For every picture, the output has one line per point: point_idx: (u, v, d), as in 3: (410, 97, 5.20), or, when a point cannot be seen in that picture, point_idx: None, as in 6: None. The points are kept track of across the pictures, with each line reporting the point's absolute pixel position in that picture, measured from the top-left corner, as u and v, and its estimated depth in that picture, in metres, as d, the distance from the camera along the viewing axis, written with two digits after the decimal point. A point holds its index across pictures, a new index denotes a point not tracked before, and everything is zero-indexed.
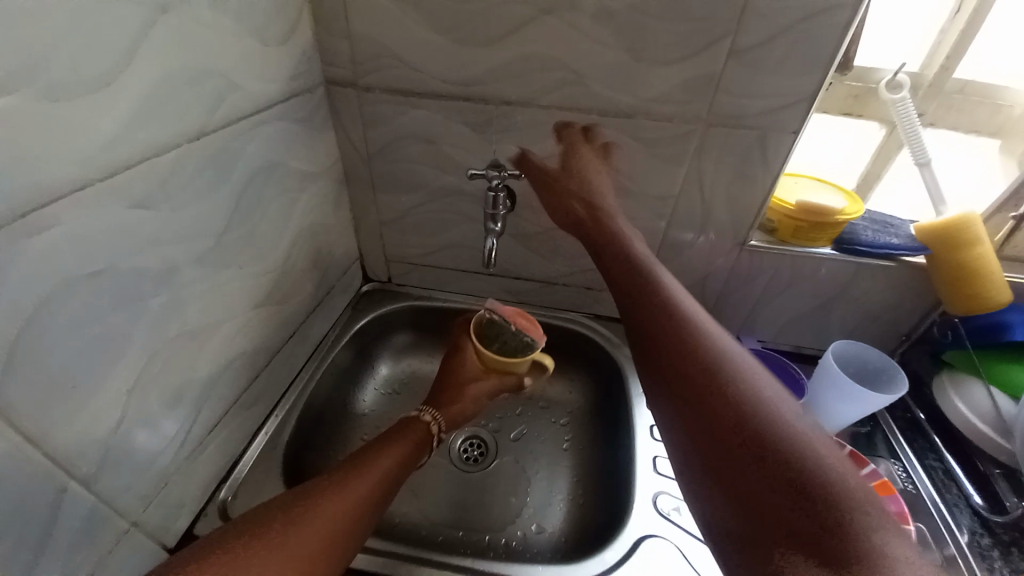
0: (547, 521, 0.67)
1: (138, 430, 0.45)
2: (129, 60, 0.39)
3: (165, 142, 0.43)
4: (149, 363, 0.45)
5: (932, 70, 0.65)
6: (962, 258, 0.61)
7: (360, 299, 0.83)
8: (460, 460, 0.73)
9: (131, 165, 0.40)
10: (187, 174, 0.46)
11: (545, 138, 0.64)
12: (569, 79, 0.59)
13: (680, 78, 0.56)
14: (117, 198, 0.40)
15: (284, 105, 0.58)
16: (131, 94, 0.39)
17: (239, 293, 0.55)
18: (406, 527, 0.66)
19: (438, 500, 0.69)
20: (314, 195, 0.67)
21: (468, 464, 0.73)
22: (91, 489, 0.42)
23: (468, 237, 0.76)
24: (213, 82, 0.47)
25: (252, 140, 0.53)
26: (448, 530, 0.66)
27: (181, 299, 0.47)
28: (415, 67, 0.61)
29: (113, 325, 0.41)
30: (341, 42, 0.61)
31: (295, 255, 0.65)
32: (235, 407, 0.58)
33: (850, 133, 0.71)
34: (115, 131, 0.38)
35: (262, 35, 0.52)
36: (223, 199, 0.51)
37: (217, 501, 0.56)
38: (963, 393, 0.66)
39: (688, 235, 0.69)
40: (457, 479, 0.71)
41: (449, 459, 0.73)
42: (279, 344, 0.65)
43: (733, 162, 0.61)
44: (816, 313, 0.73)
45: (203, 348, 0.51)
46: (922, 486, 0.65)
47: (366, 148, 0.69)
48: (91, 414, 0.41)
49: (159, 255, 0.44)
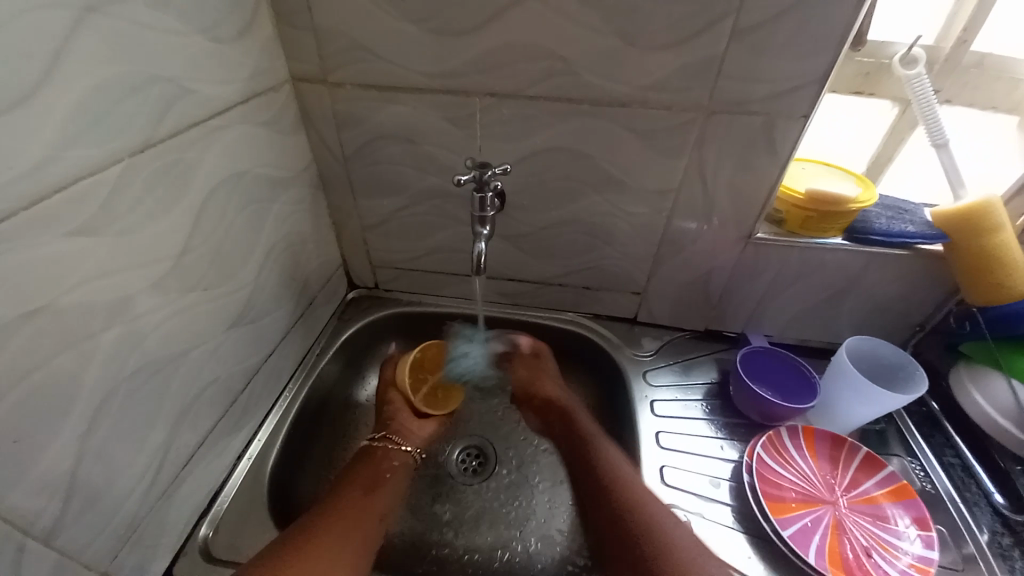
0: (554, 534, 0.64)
1: (102, 476, 0.42)
2: (52, 70, 0.34)
3: (103, 160, 0.38)
4: (109, 403, 0.41)
5: (948, 43, 0.60)
6: (981, 246, 0.57)
7: (346, 308, 0.79)
8: (456, 472, 0.70)
9: (63, 190, 0.35)
10: (136, 194, 0.41)
11: (532, 132, 0.59)
12: (557, 67, 0.54)
13: (678, 62, 0.51)
14: (49, 228, 0.35)
15: (244, 109, 0.52)
16: (58, 112, 0.35)
17: (208, 317, 0.51)
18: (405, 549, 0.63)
19: (434, 517, 0.66)
20: (287, 203, 0.62)
21: (462, 473, 0.70)
22: (52, 546, 0.39)
23: (455, 239, 0.71)
24: (159, 89, 0.42)
25: (210, 150, 0.48)
26: (447, 547, 0.64)
27: (139, 331, 0.43)
28: (389, 60, 0.56)
29: (60, 368, 0.37)
30: (305, 35, 0.55)
31: (269, 269, 0.60)
32: (213, 436, 0.55)
33: (860, 113, 0.67)
34: (41, 153, 0.34)
35: (212, 33, 0.47)
36: (182, 216, 0.46)
37: (198, 538, 0.53)
38: (983, 386, 0.62)
39: (689, 227, 0.64)
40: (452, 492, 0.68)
41: (445, 470, 0.70)
42: (259, 364, 0.61)
43: (736, 151, 0.57)
44: (826, 305, 0.69)
45: (171, 379, 0.47)
46: (940, 484, 0.62)
47: (341, 149, 0.64)
48: (44, 465, 0.37)
49: (108, 285, 0.40)
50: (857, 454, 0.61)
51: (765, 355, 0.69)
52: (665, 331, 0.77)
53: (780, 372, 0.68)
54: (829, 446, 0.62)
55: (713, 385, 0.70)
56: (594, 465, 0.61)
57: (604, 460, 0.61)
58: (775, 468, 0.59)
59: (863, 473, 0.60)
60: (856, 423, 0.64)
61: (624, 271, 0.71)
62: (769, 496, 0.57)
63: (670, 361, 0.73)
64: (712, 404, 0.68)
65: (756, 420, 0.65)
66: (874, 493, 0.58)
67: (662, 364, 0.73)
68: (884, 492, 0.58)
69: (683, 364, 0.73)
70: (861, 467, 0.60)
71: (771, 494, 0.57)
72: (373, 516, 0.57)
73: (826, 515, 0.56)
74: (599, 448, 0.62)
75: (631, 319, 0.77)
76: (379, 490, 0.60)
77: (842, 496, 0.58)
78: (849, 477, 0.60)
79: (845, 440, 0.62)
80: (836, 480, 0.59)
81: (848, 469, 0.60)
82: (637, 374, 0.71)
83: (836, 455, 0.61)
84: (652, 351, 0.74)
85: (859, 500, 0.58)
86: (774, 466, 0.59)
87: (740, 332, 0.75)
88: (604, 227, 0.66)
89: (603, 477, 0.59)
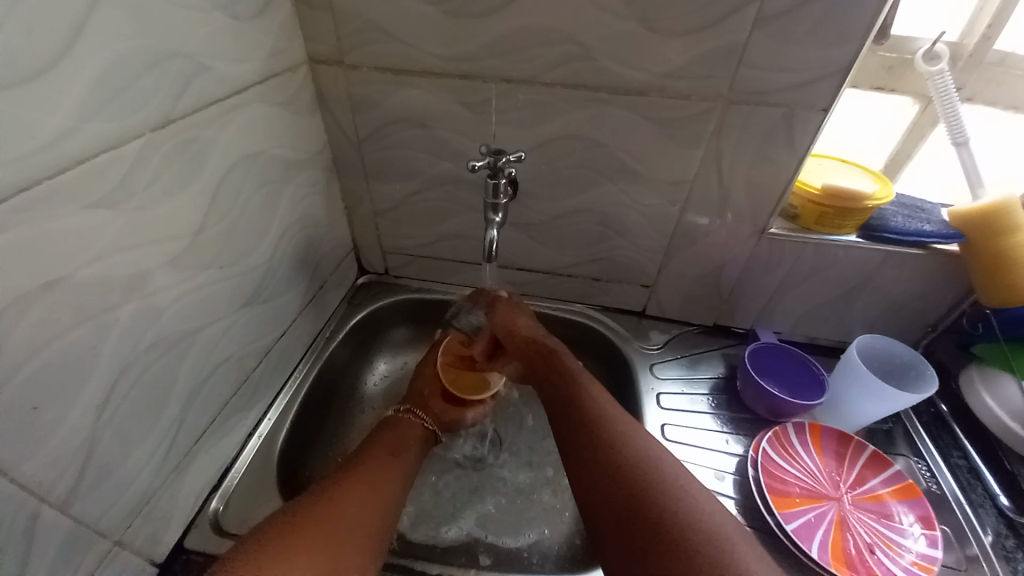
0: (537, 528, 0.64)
1: (116, 447, 0.42)
2: (75, 42, 0.34)
3: (123, 134, 0.38)
4: (124, 375, 0.42)
5: (973, 39, 0.59)
6: (998, 246, 0.57)
7: (356, 292, 0.79)
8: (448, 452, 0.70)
9: (85, 163, 0.36)
10: (154, 169, 0.41)
11: (547, 119, 0.59)
12: (575, 53, 0.53)
13: (697, 51, 0.51)
14: (71, 200, 0.35)
15: (262, 88, 0.52)
16: (80, 83, 0.35)
17: (222, 295, 0.52)
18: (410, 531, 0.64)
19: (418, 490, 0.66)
20: (302, 185, 0.62)
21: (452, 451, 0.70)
22: (66, 513, 0.39)
23: (466, 227, 0.71)
24: (178, 64, 0.42)
25: (228, 128, 0.49)
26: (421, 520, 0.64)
27: (156, 305, 0.44)
28: (405, 43, 0.55)
29: (79, 339, 0.38)
30: (322, 15, 0.55)
31: (282, 249, 0.61)
32: (224, 413, 0.55)
33: (880, 109, 0.66)
34: (63, 124, 0.34)
35: (231, 9, 0.47)
36: (199, 193, 0.46)
37: (209, 512, 0.54)
38: (993, 389, 0.62)
39: (702, 220, 0.64)
40: (443, 470, 0.68)
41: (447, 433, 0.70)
42: (271, 344, 0.61)
43: (753, 143, 0.56)
44: (838, 303, 0.69)
45: (186, 354, 0.48)
46: (947, 485, 0.61)
47: (355, 132, 0.64)
48: (60, 435, 0.37)
49: (126, 260, 0.40)
50: (864, 452, 0.61)
51: (774, 352, 0.69)
52: (673, 325, 0.77)
53: (789, 369, 0.68)
54: (835, 442, 0.62)
55: (721, 380, 0.70)
56: (597, 408, 0.51)
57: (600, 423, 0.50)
58: (780, 463, 0.59)
59: (869, 471, 0.60)
60: (864, 421, 0.63)
61: (635, 263, 0.71)
62: (774, 490, 0.57)
63: (678, 355, 0.73)
64: (719, 399, 0.68)
65: (763, 416, 0.65)
66: (880, 490, 0.58)
67: (670, 357, 0.73)
68: (890, 490, 0.58)
69: (691, 358, 0.73)
70: (867, 464, 0.60)
71: (775, 489, 0.57)
72: (396, 478, 0.57)
73: (830, 511, 0.56)
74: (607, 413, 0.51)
75: (640, 312, 0.77)
76: (400, 457, 0.60)
77: (847, 492, 0.58)
78: (855, 474, 0.60)
79: (852, 438, 0.62)
80: (841, 477, 0.59)
81: (854, 466, 0.60)
82: (644, 367, 0.71)
83: (842, 452, 0.61)
84: (660, 345, 0.74)
85: (864, 497, 0.58)
86: (780, 461, 0.59)
87: (749, 328, 0.75)
88: (616, 218, 0.66)
89: (616, 459, 0.46)
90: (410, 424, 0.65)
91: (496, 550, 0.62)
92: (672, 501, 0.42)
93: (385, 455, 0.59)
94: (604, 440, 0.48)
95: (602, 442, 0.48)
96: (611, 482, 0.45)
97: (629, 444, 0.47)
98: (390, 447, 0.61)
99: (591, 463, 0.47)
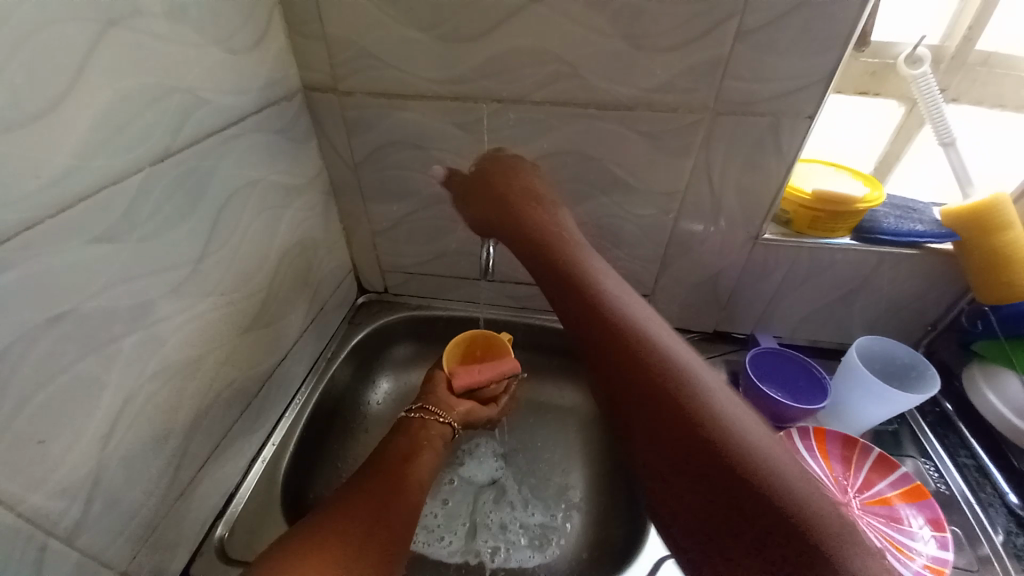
0: (548, 548, 0.63)
1: (123, 476, 0.43)
2: (76, 84, 0.35)
3: (125, 169, 0.39)
4: (129, 404, 0.42)
5: (954, 41, 0.60)
6: (988, 243, 0.57)
7: (357, 312, 0.80)
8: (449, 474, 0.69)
9: (88, 198, 0.37)
10: (156, 201, 0.43)
11: (538, 136, 0.60)
12: (563, 72, 0.55)
13: (682, 65, 0.52)
14: (75, 235, 0.36)
15: (258, 117, 0.54)
16: (83, 122, 0.36)
17: (224, 320, 0.52)
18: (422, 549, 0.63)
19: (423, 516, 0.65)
20: (300, 209, 0.63)
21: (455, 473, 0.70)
22: (73, 545, 0.39)
23: (464, 244, 0.72)
24: (177, 99, 0.43)
25: (227, 158, 0.50)
26: (428, 547, 0.63)
27: (159, 334, 0.45)
28: (397, 68, 0.57)
29: (84, 370, 0.38)
30: (316, 45, 0.57)
31: (282, 273, 0.61)
32: (228, 438, 0.56)
33: (867, 112, 0.67)
34: (66, 162, 0.35)
35: (227, 42, 0.48)
36: (200, 222, 0.47)
37: (213, 539, 0.54)
38: (997, 386, 0.61)
39: (697, 227, 0.64)
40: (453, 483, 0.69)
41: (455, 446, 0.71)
42: (273, 366, 0.62)
43: (743, 151, 0.57)
44: (837, 306, 0.69)
45: (190, 381, 0.49)
46: (955, 485, 0.61)
47: (352, 155, 0.66)
48: (67, 467, 0.38)
49: (129, 290, 0.41)
50: (870, 454, 0.61)
51: (775, 357, 0.69)
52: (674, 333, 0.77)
53: (792, 374, 0.68)
54: (842, 446, 0.61)
55: None
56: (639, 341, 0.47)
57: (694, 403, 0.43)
58: None
59: (876, 474, 0.59)
60: (869, 423, 0.63)
61: (632, 273, 0.71)
62: None
63: None
64: None
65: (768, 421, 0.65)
66: (888, 493, 0.58)
67: None
68: (898, 493, 0.58)
69: None
70: (874, 467, 0.60)
71: None
72: (414, 484, 0.56)
73: None
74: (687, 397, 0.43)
75: None
76: (414, 463, 0.59)
77: (855, 497, 0.58)
78: (862, 477, 0.59)
79: (858, 441, 0.61)
80: (848, 481, 0.59)
81: (861, 469, 0.60)
82: None
83: (848, 456, 0.61)
84: None
85: (872, 501, 0.57)
86: None
87: (749, 333, 0.75)
88: (612, 230, 0.67)
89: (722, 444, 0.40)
90: (425, 424, 0.64)
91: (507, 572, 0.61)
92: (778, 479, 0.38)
93: (397, 460, 0.58)
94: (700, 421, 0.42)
95: (673, 397, 0.43)
96: (673, 415, 0.42)
97: (683, 391, 0.43)
98: (402, 452, 0.60)
99: (649, 408, 0.44)
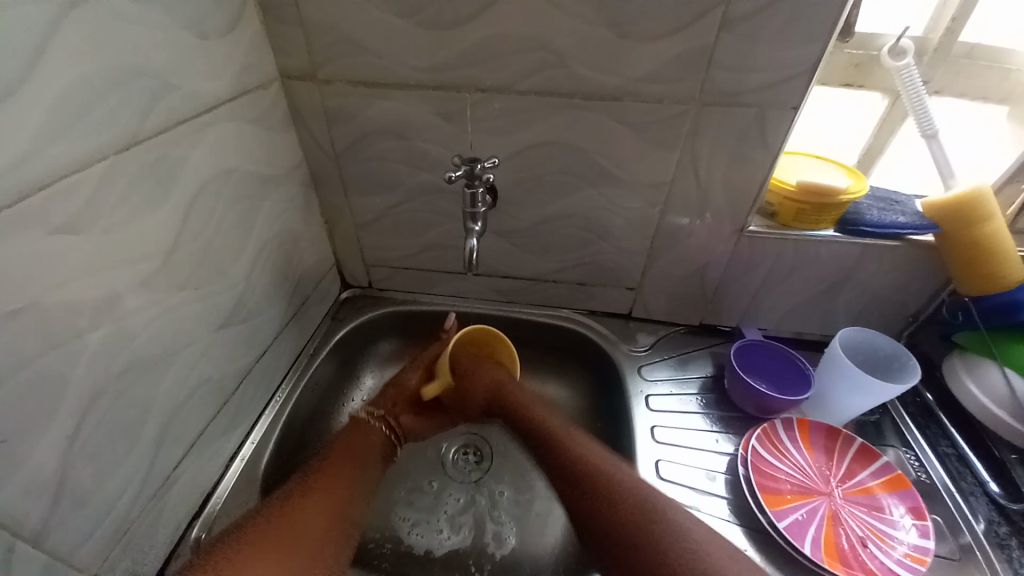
0: (536, 540, 0.63)
1: (92, 476, 0.41)
2: (34, 67, 0.34)
3: (87, 156, 0.38)
4: (97, 401, 0.41)
5: (937, 33, 0.60)
6: (971, 235, 0.57)
7: (340, 307, 0.79)
8: (455, 473, 0.69)
9: (48, 186, 0.35)
10: (122, 190, 0.41)
11: (523, 127, 0.59)
12: (549, 60, 0.54)
13: (669, 53, 0.51)
14: (35, 224, 0.35)
15: (233, 105, 0.52)
16: (42, 106, 0.34)
17: (197, 315, 0.51)
18: (412, 547, 0.62)
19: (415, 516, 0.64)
20: (279, 202, 0.62)
21: (465, 471, 0.69)
22: (41, 546, 0.38)
23: (448, 237, 0.71)
24: (145, 84, 0.42)
25: (199, 146, 0.48)
26: (424, 539, 0.63)
27: (127, 329, 0.43)
28: (378, 56, 0.55)
29: (46, 365, 0.37)
30: (293, 31, 0.55)
31: (260, 267, 0.60)
32: (205, 436, 0.54)
33: (852, 104, 0.67)
34: (24, 148, 0.33)
35: (199, 27, 0.47)
36: (170, 212, 0.46)
37: (190, 539, 0.52)
38: (977, 376, 0.62)
39: (683, 219, 0.64)
40: (439, 479, 0.68)
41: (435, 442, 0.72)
42: (252, 362, 0.61)
43: (729, 142, 0.56)
44: (821, 298, 0.69)
45: (162, 378, 0.47)
46: (936, 474, 0.61)
47: (332, 146, 0.64)
48: (30, 468, 0.36)
49: (94, 282, 0.40)
50: (852, 445, 0.61)
51: (760, 349, 0.69)
52: (661, 326, 0.77)
53: (775, 366, 0.68)
54: (824, 437, 0.62)
55: (709, 379, 0.70)
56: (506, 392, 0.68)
57: (590, 474, 0.56)
58: (770, 461, 0.59)
59: (858, 464, 0.60)
60: (850, 415, 0.64)
61: (619, 266, 0.71)
62: (765, 488, 0.57)
63: (665, 356, 0.73)
64: (708, 399, 0.68)
65: (752, 413, 0.65)
66: (869, 483, 0.58)
67: (657, 358, 0.73)
68: (879, 483, 0.58)
69: (679, 359, 0.73)
70: (856, 457, 0.60)
71: (766, 487, 0.57)
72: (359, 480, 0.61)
73: (822, 506, 0.56)
74: (593, 466, 0.57)
75: (627, 314, 0.77)
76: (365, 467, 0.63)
77: (838, 487, 0.58)
78: (845, 467, 0.60)
79: (840, 431, 0.62)
80: (831, 471, 0.59)
81: (843, 459, 0.60)
82: (633, 369, 0.71)
83: (831, 446, 0.61)
84: (647, 346, 0.74)
85: (854, 491, 0.58)
86: (769, 459, 0.59)
87: (735, 326, 0.75)
88: (599, 222, 0.66)
89: (615, 504, 0.53)
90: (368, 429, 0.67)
91: (495, 566, 0.61)
92: (661, 523, 0.50)
93: (346, 458, 0.62)
94: (609, 496, 0.54)
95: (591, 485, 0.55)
96: (610, 518, 0.52)
97: (607, 481, 0.55)
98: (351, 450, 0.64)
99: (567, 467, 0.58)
